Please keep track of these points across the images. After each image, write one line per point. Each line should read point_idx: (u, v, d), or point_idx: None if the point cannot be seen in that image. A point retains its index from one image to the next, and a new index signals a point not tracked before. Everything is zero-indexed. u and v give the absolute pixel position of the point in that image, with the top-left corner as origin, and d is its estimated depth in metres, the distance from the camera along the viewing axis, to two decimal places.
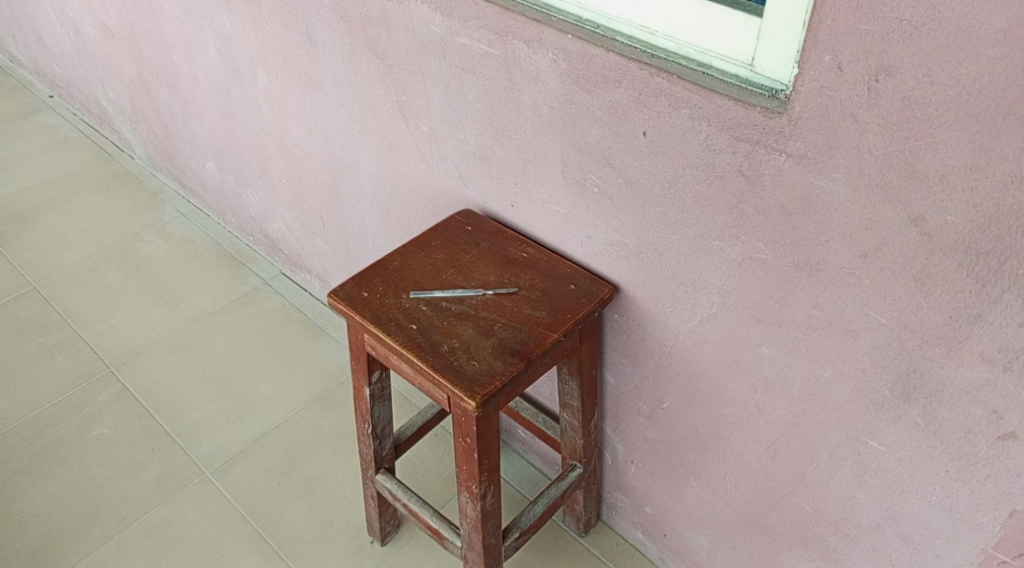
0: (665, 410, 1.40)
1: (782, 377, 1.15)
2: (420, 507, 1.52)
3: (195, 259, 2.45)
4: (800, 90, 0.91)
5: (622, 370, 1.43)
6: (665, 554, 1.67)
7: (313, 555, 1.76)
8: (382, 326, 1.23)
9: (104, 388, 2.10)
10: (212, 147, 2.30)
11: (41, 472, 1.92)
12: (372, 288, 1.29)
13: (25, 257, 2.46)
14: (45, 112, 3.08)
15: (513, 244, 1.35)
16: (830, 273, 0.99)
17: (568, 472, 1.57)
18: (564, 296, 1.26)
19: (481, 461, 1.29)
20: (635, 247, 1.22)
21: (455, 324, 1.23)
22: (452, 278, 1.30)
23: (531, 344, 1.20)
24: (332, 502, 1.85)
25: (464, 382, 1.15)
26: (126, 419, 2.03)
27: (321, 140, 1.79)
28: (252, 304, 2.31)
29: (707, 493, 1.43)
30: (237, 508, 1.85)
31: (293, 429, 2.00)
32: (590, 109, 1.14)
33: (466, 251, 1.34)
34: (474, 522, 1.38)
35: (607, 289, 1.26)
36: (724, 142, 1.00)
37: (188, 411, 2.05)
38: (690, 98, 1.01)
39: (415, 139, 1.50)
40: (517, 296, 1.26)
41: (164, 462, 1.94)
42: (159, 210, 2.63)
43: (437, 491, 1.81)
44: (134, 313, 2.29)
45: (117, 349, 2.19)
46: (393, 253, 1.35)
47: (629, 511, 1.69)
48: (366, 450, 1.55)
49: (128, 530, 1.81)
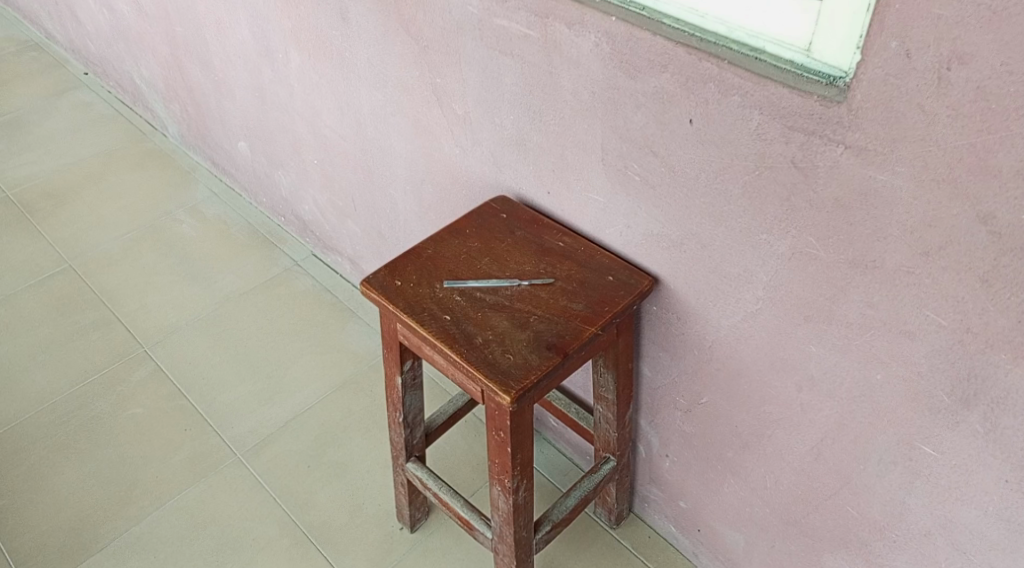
0: (704, 406, 1.36)
1: (829, 377, 1.10)
2: (451, 497, 1.50)
3: (227, 239, 2.44)
4: (862, 78, 0.86)
5: (660, 364, 1.39)
6: (699, 548, 1.64)
7: (343, 540, 1.75)
8: (415, 317, 1.19)
9: (137, 368, 2.10)
10: (245, 126, 2.28)
11: (76, 449, 1.93)
12: (405, 277, 1.25)
13: (60, 234, 2.47)
14: (80, 89, 3.08)
15: (549, 232, 1.31)
16: (887, 271, 0.94)
17: (601, 464, 1.54)
18: (602, 288, 1.22)
19: (515, 456, 1.25)
20: (676, 238, 1.17)
21: (490, 315, 1.19)
22: (487, 268, 1.26)
23: (568, 337, 1.16)
24: (362, 487, 1.84)
25: (499, 376, 1.12)
26: (159, 398, 2.03)
27: (353, 123, 1.76)
28: (283, 285, 2.29)
29: (745, 491, 1.39)
30: (268, 490, 1.84)
31: (323, 412, 1.99)
32: (633, 95, 1.09)
33: (500, 239, 1.30)
34: (505, 516, 1.35)
35: (646, 282, 1.22)
36: (777, 132, 0.95)
37: (220, 392, 2.04)
38: (741, 84, 0.95)
39: (450, 123, 1.45)
40: (553, 287, 1.22)
41: (196, 443, 1.94)
42: (192, 190, 2.62)
43: (466, 479, 1.79)
44: (168, 293, 2.29)
45: (150, 329, 2.19)
46: (427, 241, 1.31)
47: (662, 504, 1.65)
48: (397, 437, 1.52)
49: (162, 510, 1.81)
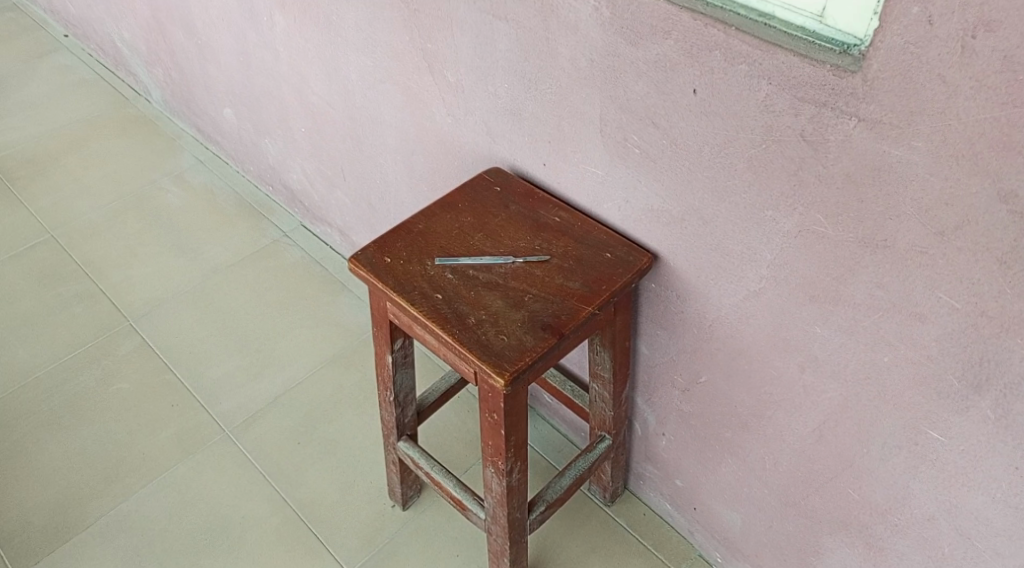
0: (703, 386, 1.32)
1: (834, 359, 1.06)
2: (443, 476, 1.46)
3: (214, 208, 2.38)
4: (880, 46, 0.81)
5: (658, 342, 1.35)
6: (694, 526, 1.61)
7: (334, 517, 1.72)
8: (406, 296, 1.15)
9: (123, 342, 2.05)
10: (230, 92, 2.21)
11: (61, 425, 1.89)
12: (395, 253, 1.21)
13: (42, 203, 2.40)
14: (61, 53, 2.99)
15: (545, 206, 1.26)
16: (898, 251, 0.90)
17: (596, 443, 1.50)
18: (599, 266, 1.17)
19: (509, 438, 1.21)
20: (677, 214, 1.12)
21: (483, 295, 1.15)
22: (480, 245, 1.22)
23: (564, 318, 1.11)
24: (352, 464, 1.80)
25: (492, 357, 1.07)
26: (146, 373, 1.99)
27: (341, 90, 1.70)
28: (271, 257, 2.24)
29: (743, 471, 1.36)
30: (256, 467, 1.81)
31: (312, 387, 1.95)
32: (634, 62, 1.03)
33: (494, 214, 1.26)
34: (499, 497, 1.32)
35: (645, 259, 1.18)
36: (786, 103, 0.90)
37: (207, 367, 2.00)
38: (749, 52, 0.90)
39: (441, 91, 1.40)
40: (549, 264, 1.18)
41: (183, 419, 1.90)
42: (177, 158, 2.55)
43: (459, 456, 1.76)
44: (153, 265, 2.23)
45: (135, 302, 2.14)
46: (418, 215, 1.26)
47: (658, 482, 1.63)
48: (387, 416, 1.48)
49: (148, 487, 1.78)
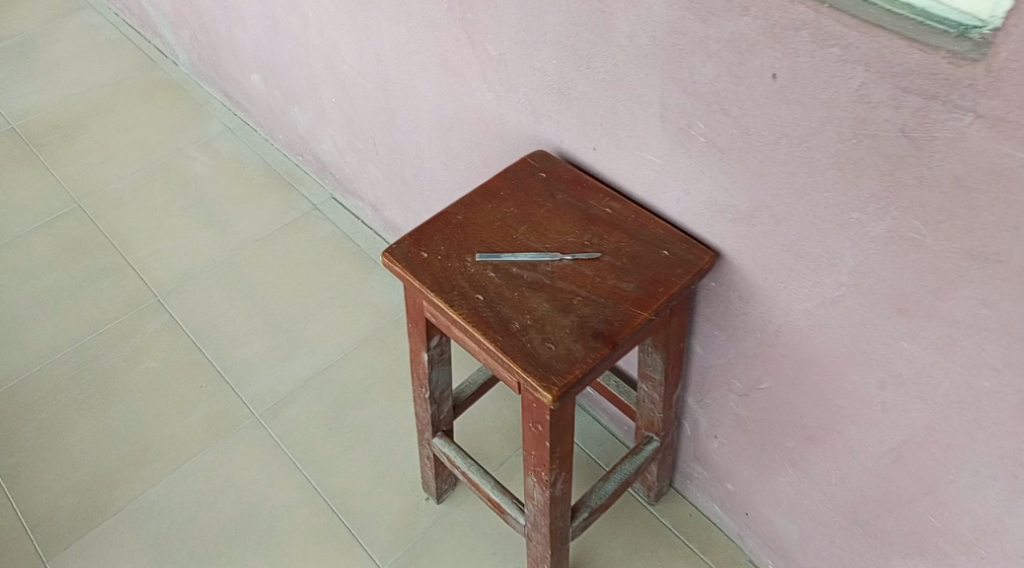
0: (764, 392, 1.22)
1: (921, 378, 0.95)
2: (480, 476, 1.38)
3: (242, 178, 2.29)
4: (1010, 31, 0.68)
5: (715, 343, 1.25)
6: (745, 530, 1.53)
7: (367, 509, 1.64)
8: (444, 296, 1.04)
9: (151, 318, 1.96)
10: (258, 57, 2.10)
11: (88, 404, 1.80)
12: (432, 248, 1.10)
13: (68, 171, 2.33)
14: (85, 12, 2.90)
15: (595, 195, 1.15)
16: (1013, 267, 0.78)
17: (643, 445, 1.41)
18: (655, 265, 1.06)
19: (554, 450, 1.11)
20: (746, 210, 1.01)
21: (528, 296, 1.04)
22: (524, 239, 1.11)
23: (617, 325, 1.01)
24: (386, 453, 1.72)
25: (539, 369, 0.97)
26: (174, 350, 1.90)
27: (374, 61, 1.58)
28: (301, 231, 2.14)
29: (805, 483, 1.28)
30: (287, 454, 1.72)
31: (345, 369, 1.85)
32: (703, 41, 0.91)
33: (539, 204, 1.14)
34: (541, 506, 1.23)
35: (707, 258, 1.06)
36: (885, 94, 0.78)
37: (237, 345, 1.90)
38: (843, 34, 0.78)
39: (481, 64, 1.28)
40: (600, 263, 1.07)
41: (212, 401, 1.80)
42: (203, 125, 2.46)
43: (496, 447, 1.67)
44: (181, 238, 2.14)
45: (163, 276, 2.05)
46: (456, 205, 1.15)
47: (707, 483, 1.54)
48: (422, 412, 1.39)
49: (178, 472, 1.69)
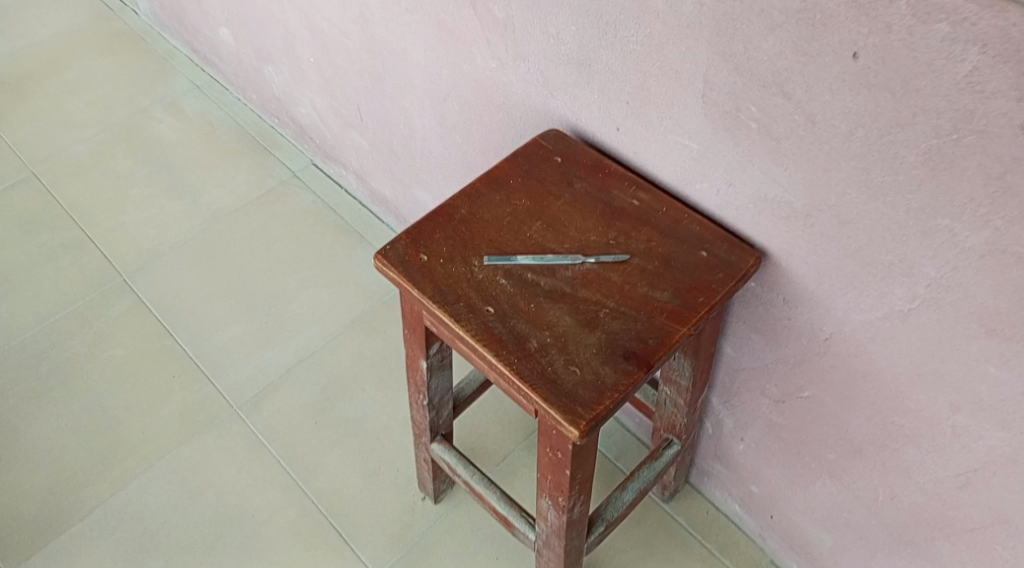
0: (805, 400, 1.09)
1: (1006, 404, 0.84)
2: (485, 487, 1.24)
3: (212, 143, 2.10)
4: None
5: (749, 346, 1.11)
6: (767, 532, 1.41)
7: (358, 511, 1.49)
8: (448, 309, 0.89)
9: (117, 300, 1.79)
10: (227, 9, 1.91)
11: (49, 398, 1.64)
12: (432, 249, 0.95)
13: (21, 135, 2.13)
14: None
15: (619, 185, 1.00)
16: None
17: (663, 449, 1.28)
18: (692, 269, 0.92)
19: (574, 477, 0.97)
20: (803, 208, 0.87)
21: (546, 308, 0.90)
22: (540, 237, 0.96)
23: (651, 343, 0.87)
24: (376, 448, 1.57)
25: (562, 399, 0.83)
26: (143, 336, 1.73)
27: (357, 18, 1.41)
28: (279, 201, 1.97)
29: (845, 496, 1.16)
30: (270, 451, 1.57)
31: (332, 355, 1.70)
32: (766, 11, 0.76)
33: (555, 195, 1.00)
34: (555, 529, 1.10)
35: (752, 260, 0.92)
36: (1005, 83, 0.64)
37: (212, 330, 1.74)
38: (957, 7, 0.64)
39: (484, 28, 1.11)
40: (628, 267, 0.93)
41: (186, 393, 1.65)
42: (169, 82, 2.25)
43: (496, 441, 1.53)
44: (148, 209, 1.96)
45: (129, 253, 1.88)
46: (459, 196, 1.00)
47: (727, 482, 1.42)
48: (419, 418, 1.25)
49: (150, 473, 1.55)
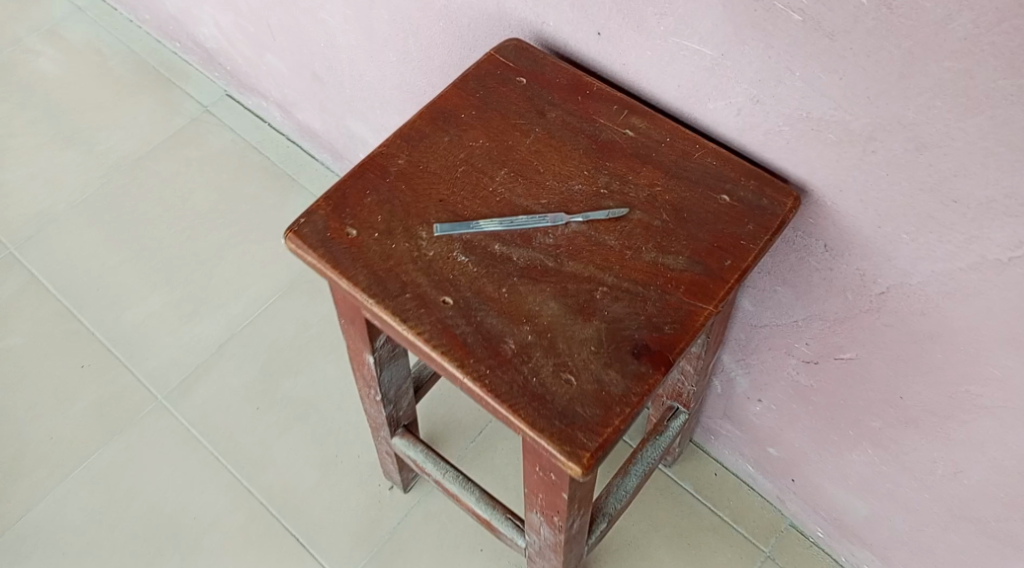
0: (846, 362, 0.87)
1: None
2: (459, 487, 1.02)
3: (103, 75, 1.79)
4: None
5: (772, 300, 0.89)
6: (787, 496, 1.19)
7: (314, 508, 1.28)
8: (391, 304, 0.65)
9: (8, 278, 1.52)
10: None
11: None
12: (363, 219, 0.70)
13: None
14: None
15: (605, 110, 0.75)
16: None
17: (669, 422, 1.07)
18: (713, 222, 0.69)
19: (573, 496, 0.76)
20: (862, 128, 0.64)
21: (523, 292, 0.66)
22: (507, 190, 0.71)
23: (667, 332, 0.64)
24: (330, 431, 1.35)
25: (556, 423, 0.60)
26: (43, 319, 1.47)
27: None
28: (191, 142, 1.68)
29: (892, 468, 0.95)
30: (205, 446, 1.34)
31: (269, 324, 1.46)
32: None
33: (521, 130, 0.75)
34: (550, 543, 0.90)
35: (792, 202, 0.69)
36: None
37: (125, 305, 1.48)
38: None
39: None
40: (628, 225, 0.69)
41: (100, 384, 1.40)
42: (46, 5, 1.91)
43: (470, 412, 1.31)
44: (33, 163, 1.66)
45: (18, 220, 1.59)
46: (393, 140, 0.75)
47: (738, 443, 1.20)
48: (373, 412, 1.02)
49: (65, 483, 1.31)
